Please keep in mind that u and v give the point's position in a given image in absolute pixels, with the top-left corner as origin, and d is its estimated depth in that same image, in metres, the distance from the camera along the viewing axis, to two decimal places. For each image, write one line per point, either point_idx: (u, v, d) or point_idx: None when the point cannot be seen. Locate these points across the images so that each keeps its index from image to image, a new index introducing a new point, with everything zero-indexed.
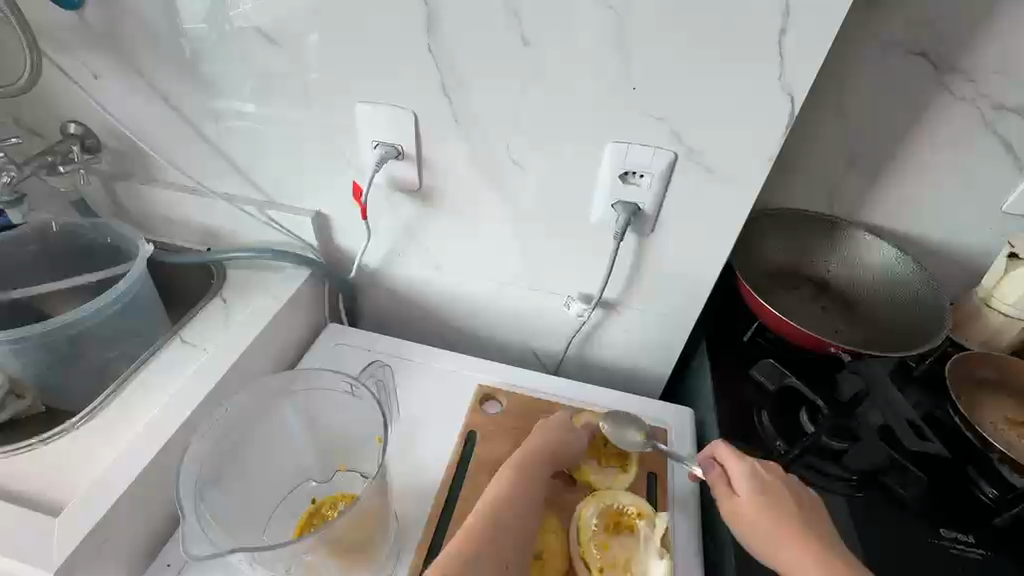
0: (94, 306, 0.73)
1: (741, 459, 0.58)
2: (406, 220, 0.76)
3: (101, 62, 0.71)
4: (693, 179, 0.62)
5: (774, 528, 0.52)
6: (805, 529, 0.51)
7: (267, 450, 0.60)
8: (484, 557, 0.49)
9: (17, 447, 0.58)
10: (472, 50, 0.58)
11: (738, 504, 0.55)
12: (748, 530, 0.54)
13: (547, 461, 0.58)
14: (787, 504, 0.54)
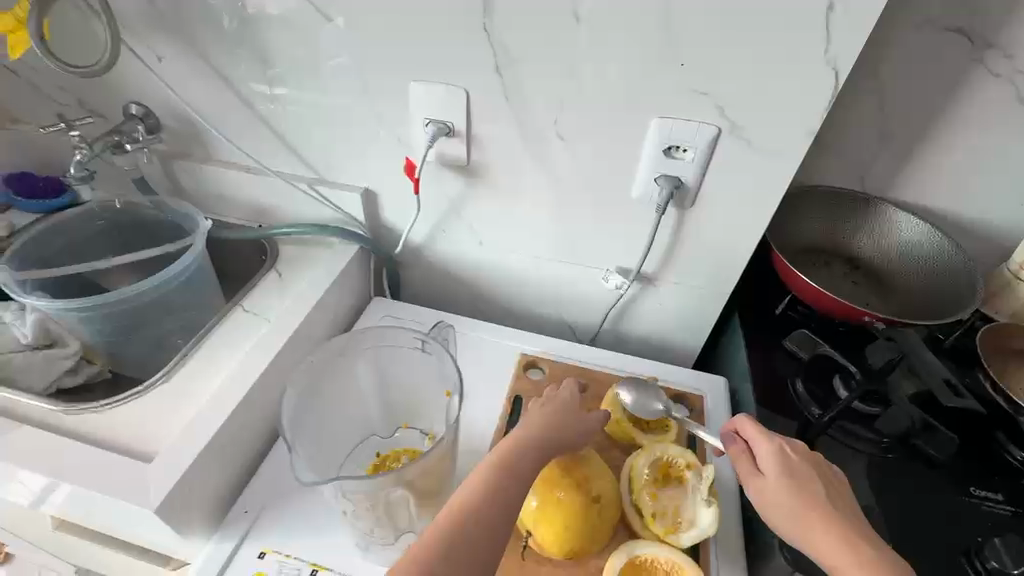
0: (153, 282, 0.76)
1: (764, 436, 0.57)
2: (452, 196, 0.79)
3: (165, 44, 0.74)
4: (736, 153, 0.65)
5: (798, 508, 0.51)
6: (826, 509, 0.50)
7: (330, 415, 0.63)
8: (484, 509, 0.47)
9: (101, 402, 0.63)
10: (525, 29, 0.61)
11: (761, 480, 0.54)
12: (769, 506, 0.53)
13: (556, 430, 0.55)
14: (812, 485, 0.52)
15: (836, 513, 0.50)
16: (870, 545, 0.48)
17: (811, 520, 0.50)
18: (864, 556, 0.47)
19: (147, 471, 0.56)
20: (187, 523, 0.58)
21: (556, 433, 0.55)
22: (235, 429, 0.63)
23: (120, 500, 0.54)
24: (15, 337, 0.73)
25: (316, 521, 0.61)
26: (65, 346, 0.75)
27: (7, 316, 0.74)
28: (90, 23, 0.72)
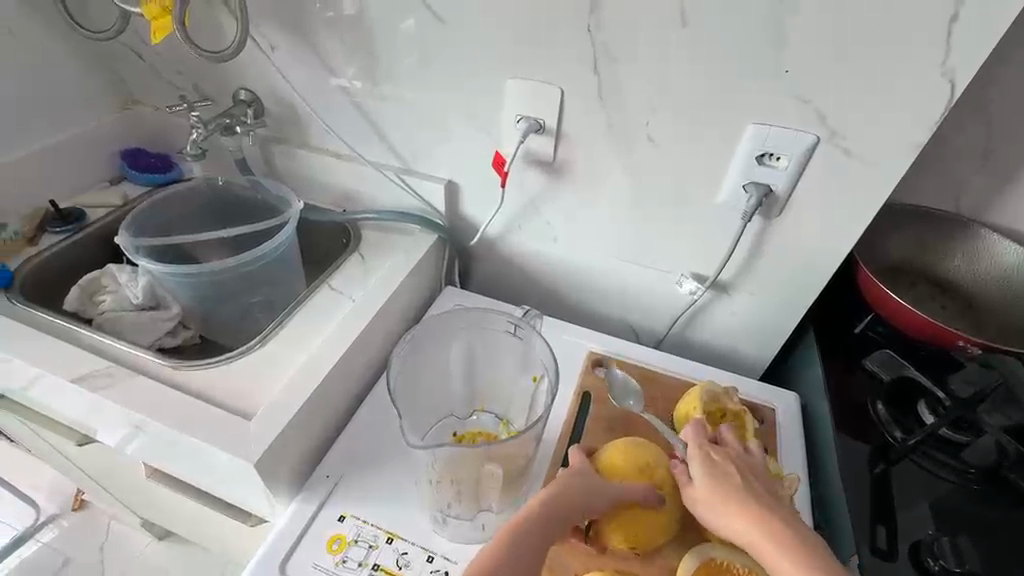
0: (251, 257, 0.80)
1: (704, 444, 0.58)
2: (533, 191, 0.81)
3: (279, 35, 0.80)
4: (835, 163, 0.63)
5: (733, 515, 0.52)
6: (765, 521, 0.50)
7: (425, 384, 0.69)
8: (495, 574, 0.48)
9: (208, 361, 0.68)
10: (629, 30, 0.62)
11: (697, 492, 0.55)
12: (709, 518, 0.54)
13: (560, 508, 0.53)
14: (747, 494, 0.53)
15: (774, 524, 0.50)
16: (807, 558, 0.47)
17: (751, 530, 0.50)
18: (800, 568, 0.47)
19: (246, 427, 0.60)
20: (275, 481, 0.62)
21: (557, 507, 0.53)
22: (322, 397, 0.66)
23: (222, 452, 0.58)
24: (127, 297, 0.80)
25: (392, 492, 0.64)
26: (167, 309, 0.82)
27: (121, 277, 0.81)
28: (223, 19, 0.77)
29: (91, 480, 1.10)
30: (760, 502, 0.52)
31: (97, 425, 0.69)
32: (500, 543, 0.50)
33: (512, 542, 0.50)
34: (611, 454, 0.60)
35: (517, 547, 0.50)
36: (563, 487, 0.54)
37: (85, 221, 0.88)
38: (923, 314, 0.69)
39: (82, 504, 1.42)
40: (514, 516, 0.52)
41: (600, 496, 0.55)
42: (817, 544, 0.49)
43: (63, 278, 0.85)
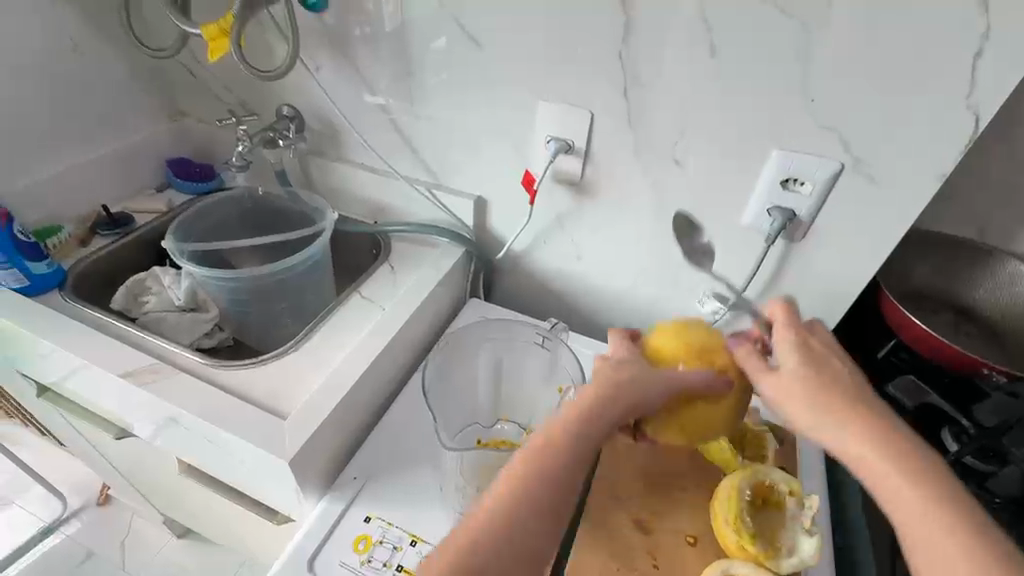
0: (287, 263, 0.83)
1: (786, 332, 0.54)
2: (560, 209, 0.84)
3: (324, 56, 0.85)
4: (858, 190, 0.65)
5: (825, 404, 0.48)
6: (860, 427, 0.46)
7: (452, 392, 0.72)
8: (538, 485, 0.47)
9: (244, 361, 0.72)
10: (659, 58, 0.65)
11: (779, 378, 0.51)
12: (788, 406, 0.50)
13: (609, 408, 0.51)
14: (834, 391, 0.48)
15: (870, 431, 0.45)
16: (914, 473, 0.43)
17: (843, 435, 0.46)
18: (908, 482, 0.42)
19: (282, 427, 0.63)
20: (305, 480, 0.64)
21: (605, 408, 0.51)
22: (352, 400, 0.69)
23: (259, 449, 0.61)
24: (170, 298, 0.84)
25: (416, 496, 0.66)
26: (206, 311, 0.85)
27: (164, 279, 0.85)
28: (274, 44, 0.83)
29: (119, 474, 1.13)
30: (856, 403, 0.47)
31: (137, 419, 0.72)
32: (532, 458, 0.49)
33: (544, 452, 0.49)
34: (655, 340, 0.58)
35: (549, 462, 0.48)
36: (605, 387, 0.52)
37: (132, 225, 0.93)
38: (943, 339, 0.69)
39: (106, 498, 1.46)
40: (547, 423, 0.51)
41: (648, 395, 0.52)
42: (926, 456, 0.44)
43: (110, 279, 0.89)
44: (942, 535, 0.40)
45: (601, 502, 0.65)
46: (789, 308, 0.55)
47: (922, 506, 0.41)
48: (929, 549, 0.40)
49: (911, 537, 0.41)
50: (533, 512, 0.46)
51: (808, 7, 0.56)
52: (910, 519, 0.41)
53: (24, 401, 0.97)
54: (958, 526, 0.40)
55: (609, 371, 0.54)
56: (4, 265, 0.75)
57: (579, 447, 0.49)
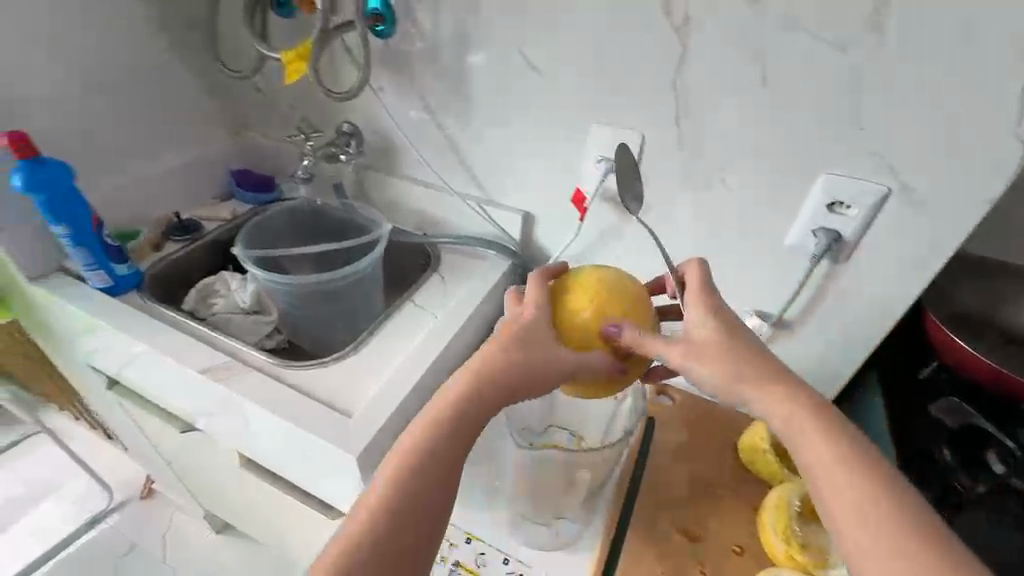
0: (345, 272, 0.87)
1: (697, 295, 0.57)
2: (606, 226, 0.87)
3: (386, 78, 0.90)
4: (904, 215, 0.67)
5: (739, 375, 0.52)
6: (765, 382, 0.52)
7: None
8: (436, 440, 0.52)
9: (309, 362, 0.77)
10: (711, 86, 0.69)
11: (696, 346, 0.54)
12: (704, 374, 0.53)
13: (511, 370, 0.54)
14: (732, 350, 0.53)
15: (779, 387, 0.52)
16: (821, 423, 0.49)
17: (750, 389, 0.52)
18: (820, 432, 0.49)
19: (349, 426, 0.68)
20: (367, 476, 0.68)
21: (506, 370, 0.54)
22: (409, 403, 0.73)
23: (328, 444, 0.66)
24: (236, 301, 0.89)
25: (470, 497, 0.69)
26: (267, 314, 0.90)
27: (231, 284, 0.91)
28: (346, 68, 0.91)
29: (169, 469, 1.19)
30: (773, 377, 0.52)
31: (211, 412, 0.79)
32: (432, 420, 0.53)
33: (444, 416, 0.54)
34: (572, 305, 0.58)
35: (448, 424, 0.53)
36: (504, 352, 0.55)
37: (201, 232, 0.99)
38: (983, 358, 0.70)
39: (149, 493, 1.51)
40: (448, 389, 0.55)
41: (552, 371, 0.55)
42: (824, 406, 0.51)
43: (179, 282, 0.96)
44: (846, 478, 0.46)
45: (644, 508, 0.67)
46: (704, 271, 0.58)
47: (828, 452, 0.48)
48: (839, 488, 0.46)
49: (821, 480, 0.47)
50: (428, 467, 0.52)
51: (859, 42, 0.59)
52: (824, 466, 0.47)
53: (93, 392, 1.04)
54: (857, 469, 0.46)
55: (521, 338, 0.56)
56: (92, 267, 0.82)
57: (476, 410, 0.54)
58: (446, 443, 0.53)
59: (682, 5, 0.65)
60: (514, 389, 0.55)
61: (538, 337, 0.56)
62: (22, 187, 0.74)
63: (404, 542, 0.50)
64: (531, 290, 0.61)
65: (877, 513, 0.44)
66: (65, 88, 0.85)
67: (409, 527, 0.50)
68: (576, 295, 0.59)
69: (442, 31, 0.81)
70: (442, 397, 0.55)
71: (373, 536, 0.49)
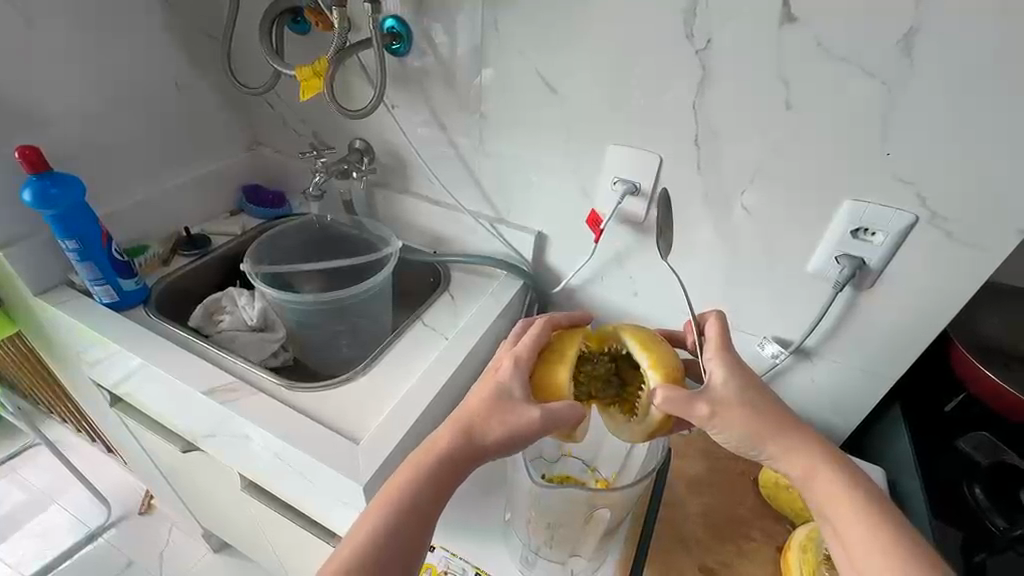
0: (360, 288, 0.85)
1: (718, 347, 0.57)
2: (620, 248, 0.86)
3: (401, 96, 0.90)
4: (934, 242, 0.64)
5: (760, 428, 0.53)
6: (785, 436, 0.54)
7: None
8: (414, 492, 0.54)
9: (315, 385, 0.75)
10: (732, 109, 0.67)
11: (726, 402, 0.54)
12: (732, 429, 0.53)
13: (479, 425, 0.55)
14: (754, 404, 0.54)
15: (796, 439, 0.54)
16: (837, 475, 0.53)
17: (772, 443, 0.54)
18: (835, 484, 0.52)
19: (357, 451, 0.66)
20: None
21: (472, 425, 0.56)
22: (419, 429, 0.71)
23: (334, 470, 0.64)
24: (242, 318, 0.87)
25: (481, 530, 0.68)
26: (274, 332, 0.88)
27: (240, 299, 0.89)
28: (359, 84, 0.91)
29: (168, 485, 1.16)
30: (790, 428, 0.54)
31: (213, 433, 0.77)
32: (409, 473, 0.55)
33: (420, 467, 0.55)
34: (570, 367, 0.57)
35: (427, 476, 0.54)
36: (478, 408, 0.56)
37: (210, 246, 0.99)
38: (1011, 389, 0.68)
39: (148, 508, 1.48)
40: (428, 444, 0.57)
41: (523, 422, 0.54)
42: (832, 454, 0.54)
43: (186, 296, 0.95)
44: (864, 531, 0.50)
45: (662, 545, 0.66)
46: (724, 323, 0.60)
47: (846, 504, 0.51)
48: (860, 539, 0.49)
49: (842, 531, 0.51)
50: (411, 522, 0.53)
51: (890, 67, 0.58)
52: (846, 522, 0.51)
53: (96, 406, 1.03)
54: (874, 522, 0.50)
55: (494, 393, 0.57)
56: (99, 281, 0.81)
57: (451, 463, 0.55)
58: (422, 493, 0.54)
59: (705, 27, 0.64)
60: (486, 441, 0.55)
61: (509, 390, 0.56)
62: (30, 201, 0.73)
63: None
64: (526, 338, 0.60)
65: (897, 559, 0.47)
66: (81, 101, 0.84)
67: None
68: (562, 357, 0.58)
69: (459, 51, 0.81)
70: (422, 450, 0.56)
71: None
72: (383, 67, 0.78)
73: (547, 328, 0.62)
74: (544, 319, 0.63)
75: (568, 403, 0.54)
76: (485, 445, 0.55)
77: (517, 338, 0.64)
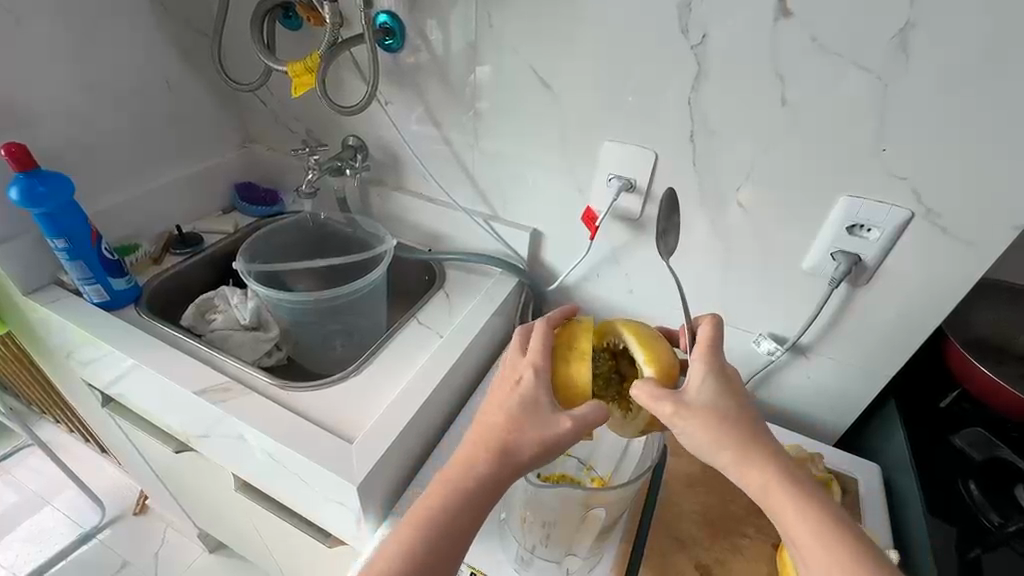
0: (375, 275, 0.86)
1: (703, 353, 0.57)
2: (615, 245, 0.86)
3: (395, 93, 0.89)
4: (929, 238, 0.64)
5: (724, 436, 0.52)
6: (745, 447, 0.51)
7: None
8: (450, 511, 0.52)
9: (309, 384, 0.74)
10: (727, 105, 0.67)
11: (690, 408, 0.52)
12: (696, 434, 0.52)
13: (508, 438, 0.54)
14: (722, 413, 0.52)
15: (757, 452, 0.51)
16: (795, 490, 0.50)
17: (732, 454, 0.51)
18: (795, 499, 0.49)
19: (350, 450, 0.65)
20: (368, 503, 0.65)
21: (500, 439, 0.54)
22: (413, 428, 0.70)
23: (327, 470, 0.63)
24: (235, 318, 0.86)
25: (476, 529, 0.67)
26: (267, 331, 0.86)
27: (232, 298, 0.88)
28: (353, 81, 0.90)
29: (162, 486, 1.16)
30: (756, 440, 0.52)
31: (206, 434, 0.76)
32: (442, 491, 0.53)
33: (452, 493, 0.53)
34: (587, 366, 0.57)
35: (458, 498, 0.53)
36: (505, 421, 0.55)
37: (203, 244, 0.98)
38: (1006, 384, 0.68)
39: (142, 508, 1.47)
40: (454, 464, 0.55)
41: (555, 434, 0.53)
42: (794, 471, 0.51)
43: (178, 295, 0.94)
44: (822, 549, 0.46)
45: (658, 543, 0.66)
46: (716, 328, 0.59)
47: (803, 521, 0.48)
48: (817, 558, 0.46)
49: (799, 548, 0.48)
50: (449, 541, 0.51)
51: (885, 63, 0.57)
52: (803, 540, 0.47)
53: (87, 407, 1.02)
54: (835, 540, 0.47)
55: (519, 404, 0.56)
56: (89, 281, 0.80)
57: (484, 479, 0.53)
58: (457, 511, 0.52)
59: (700, 23, 0.63)
60: (519, 459, 0.54)
61: (536, 399, 0.56)
62: (17, 199, 0.72)
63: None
64: (534, 344, 0.60)
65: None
66: (70, 99, 0.83)
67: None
68: (579, 357, 0.58)
69: (453, 48, 0.80)
70: (449, 473, 0.54)
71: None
72: (376, 63, 0.77)
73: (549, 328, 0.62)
74: (543, 323, 0.62)
75: (595, 403, 0.55)
76: (519, 462, 0.54)
77: (520, 342, 0.63)
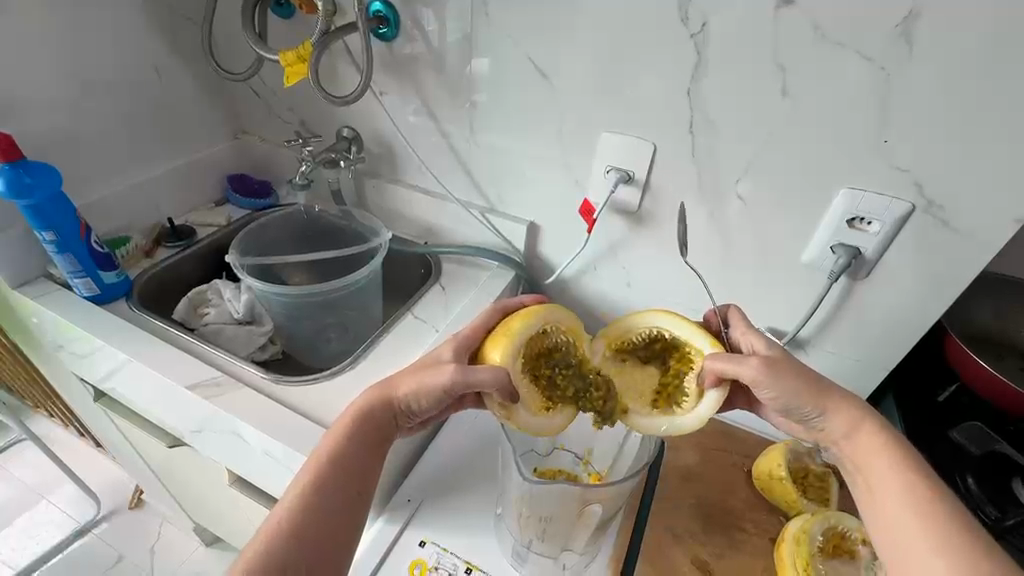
0: (365, 272, 0.85)
1: (747, 330, 0.61)
2: (612, 238, 0.85)
3: (389, 83, 0.88)
4: (929, 232, 0.64)
5: (807, 388, 0.54)
6: (834, 396, 0.54)
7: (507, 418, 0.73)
8: (343, 456, 0.55)
9: (303, 379, 0.73)
10: (727, 96, 0.66)
11: (773, 360, 0.55)
12: (782, 387, 0.54)
13: (407, 388, 0.58)
14: (800, 368, 0.55)
15: (845, 399, 0.55)
16: (879, 435, 0.53)
17: (823, 402, 0.54)
18: (878, 442, 0.53)
19: None
20: None
21: (390, 389, 0.59)
22: None
23: None
24: (228, 312, 0.85)
25: (474, 523, 0.67)
26: (261, 325, 0.86)
27: (225, 293, 0.87)
28: (346, 71, 0.89)
29: (158, 481, 1.15)
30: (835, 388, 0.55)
31: (200, 429, 0.75)
32: (336, 437, 0.56)
33: (349, 433, 0.56)
34: (501, 344, 0.56)
35: (352, 441, 0.56)
36: (408, 374, 0.60)
37: (195, 238, 0.97)
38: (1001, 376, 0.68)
39: (137, 503, 1.47)
40: (344, 412, 0.58)
41: (442, 379, 0.56)
42: (878, 417, 0.55)
43: (170, 288, 0.93)
44: (901, 482, 0.50)
45: (656, 536, 0.66)
46: (742, 317, 0.64)
47: (885, 459, 0.52)
48: (898, 489, 0.50)
49: (875, 481, 0.51)
50: (344, 481, 0.54)
51: (888, 53, 0.56)
52: (880, 475, 0.51)
53: (81, 402, 1.01)
54: (915, 475, 0.50)
55: (424, 362, 0.60)
56: (78, 273, 0.79)
57: (374, 425, 0.58)
58: (349, 453, 0.55)
59: (700, 12, 0.62)
60: (403, 399, 0.58)
61: (439, 358, 0.59)
62: (3, 190, 0.70)
63: (326, 554, 0.50)
64: (474, 319, 0.63)
65: (931, 508, 0.47)
66: (57, 88, 0.81)
67: (325, 543, 0.50)
68: (497, 336, 0.58)
69: (447, 37, 0.78)
70: (340, 418, 0.58)
71: (281, 551, 0.48)
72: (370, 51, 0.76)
73: (500, 313, 0.63)
74: (495, 303, 0.65)
75: (492, 367, 0.53)
76: (406, 404, 0.59)
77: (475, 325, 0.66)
